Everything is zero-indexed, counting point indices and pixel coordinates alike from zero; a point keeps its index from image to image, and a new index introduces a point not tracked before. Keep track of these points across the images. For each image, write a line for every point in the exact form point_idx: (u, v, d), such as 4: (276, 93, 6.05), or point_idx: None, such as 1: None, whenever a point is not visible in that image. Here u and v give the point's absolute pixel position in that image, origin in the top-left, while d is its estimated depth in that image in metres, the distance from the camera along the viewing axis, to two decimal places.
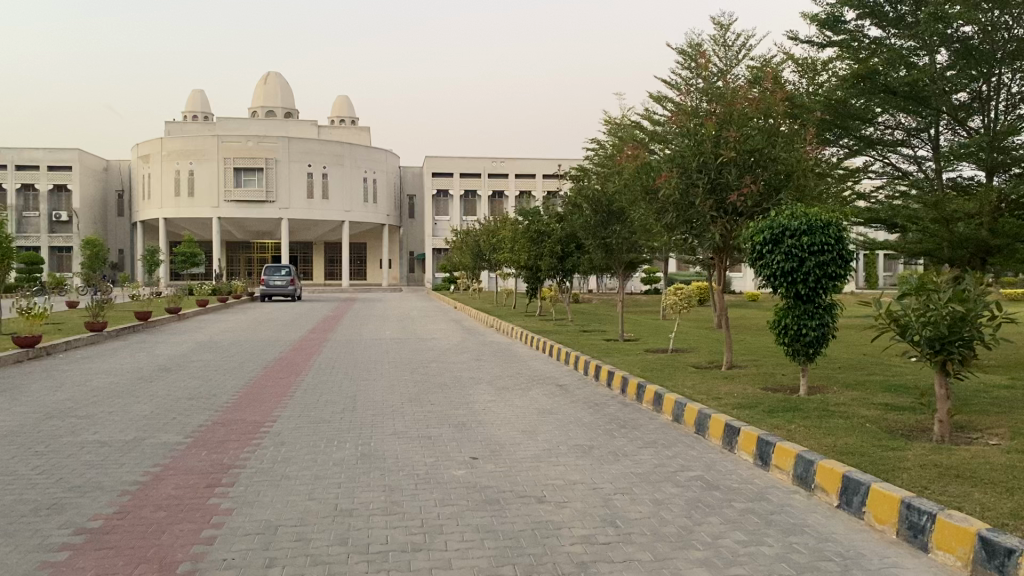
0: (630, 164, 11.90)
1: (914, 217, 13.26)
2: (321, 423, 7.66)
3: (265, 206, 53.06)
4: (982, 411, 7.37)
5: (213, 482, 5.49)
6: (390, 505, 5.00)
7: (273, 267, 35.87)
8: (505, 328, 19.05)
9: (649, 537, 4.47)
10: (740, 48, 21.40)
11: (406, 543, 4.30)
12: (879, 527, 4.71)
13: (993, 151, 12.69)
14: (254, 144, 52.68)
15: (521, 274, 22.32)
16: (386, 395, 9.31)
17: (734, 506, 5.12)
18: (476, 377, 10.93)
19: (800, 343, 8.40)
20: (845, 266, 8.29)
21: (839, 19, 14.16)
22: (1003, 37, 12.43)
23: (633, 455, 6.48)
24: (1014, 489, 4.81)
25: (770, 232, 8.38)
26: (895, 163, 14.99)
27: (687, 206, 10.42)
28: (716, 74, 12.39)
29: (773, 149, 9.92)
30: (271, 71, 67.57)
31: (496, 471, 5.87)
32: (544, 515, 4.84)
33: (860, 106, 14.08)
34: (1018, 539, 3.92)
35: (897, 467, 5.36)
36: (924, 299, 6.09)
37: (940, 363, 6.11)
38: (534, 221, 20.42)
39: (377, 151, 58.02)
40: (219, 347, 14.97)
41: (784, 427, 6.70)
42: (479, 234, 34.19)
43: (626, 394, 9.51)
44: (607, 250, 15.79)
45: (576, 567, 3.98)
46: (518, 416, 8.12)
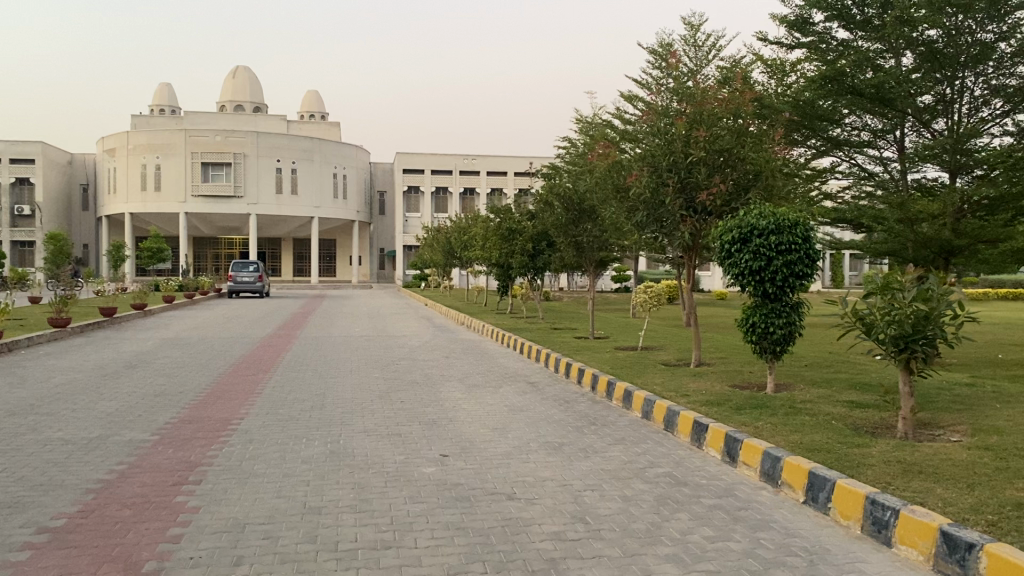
0: (601, 162, 12.04)
1: (879, 217, 13.42)
2: (290, 421, 7.60)
3: (232, 202, 52.36)
4: (945, 409, 7.51)
5: (179, 480, 5.42)
6: (359, 503, 4.97)
7: (240, 264, 35.37)
8: (475, 327, 18.99)
9: (618, 533, 4.50)
10: (710, 48, 21.54)
11: (376, 541, 4.27)
12: (845, 523, 4.78)
13: (956, 152, 12.92)
14: (221, 139, 52.02)
15: (492, 271, 22.28)
16: (356, 393, 9.26)
17: (702, 502, 5.16)
18: (447, 375, 10.92)
19: (768, 341, 8.50)
20: (812, 266, 8.37)
21: (808, 21, 14.35)
22: (967, 41, 12.65)
23: (603, 452, 6.50)
24: (974, 485, 4.90)
25: (739, 231, 8.50)
26: (862, 164, 15.13)
27: (657, 205, 10.47)
28: (687, 73, 12.46)
29: (741, 149, 10.03)
30: (240, 65, 67.08)
31: (467, 468, 5.86)
32: (515, 511, 4.84)
33: (827, 107, 14.13)
34: (979, 533, 4.00)
35: (861, 464, 5.45)
36: (888, 299, 6.19)
37: (904, 362, 6.20)
38: (504, 219, 20.36)
39: (348, 146, 57.64)
40: (186, 343, 14.79)
41: (752, 424, 6.77)
42: (450, 231, 34.17)
43: (596, 390, 9.55)
44: (577, 248, 15.86)
45: (546, 565, 3.98)
46: (488, 413, 8.13)
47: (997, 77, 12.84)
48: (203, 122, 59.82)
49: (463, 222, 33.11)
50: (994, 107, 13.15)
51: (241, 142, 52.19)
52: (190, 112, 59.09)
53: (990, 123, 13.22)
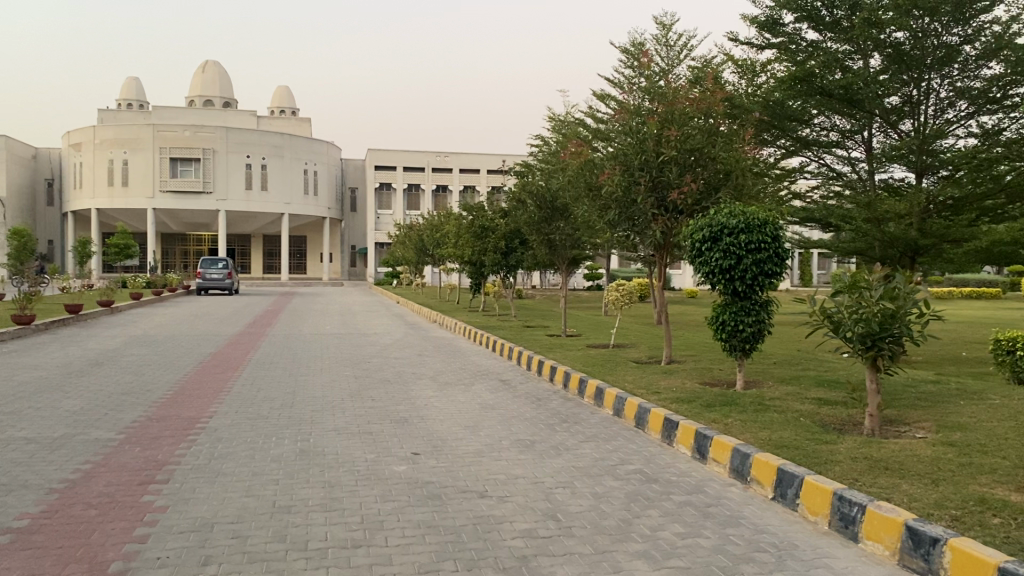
0: (574, 161, 12.09)
1: (847, 217, 13.59)
2: (259, 419, 7.52)
3: (201, 198, 51.83)
4: (911, 406, 7.63)
5: (146, 479, 5.35)
6: (329, 501, 4.95)
7: (209, 261, 35.02)
8: (447, 324, 18.92)
9: (589, 530, 4.52)
10: (682, 48, 21.63)
11: (346, 539, 4.26)
12: (812, 518, 4.83)
13: (922, 153, 13.11)
14: (190, 134, 51.40)
15: (465, 269, 22.24)
16: (326, 391, 9.20)
17: (672, 499, 5.20)
18: (419, 372, 10.89)
19: (737, 339, 8.57)
20: (781, 264, 8.45)
21: (778, 22, 14.47)
22: (933, 44, 12.82)
23: (575, 450, 6.52)
24: (939, 481, 4.98)
25: (710, 230, 8.56)
26: (830, 164, 15.26)
27: (629, 203, 10.51)
28: (659, 73, 12.51)
29: (712, 149, 10.12)
30: (210, 60, 66.34)
31: (438, 466, 5.85)
32: (486, 509, 4.85)
33: (796, 108, 14.29)
34: (943, 528, 4.07)
35: (829, 460, 5.50)
36: (856, 297, 6.28)
37: (871, 360, 6.28)
38: (477, 217, 20.33)
39: (319, 143, 57.22)
40: (154, 341, 14.60)
41: (722, 422, 6.82)
42: (423, 228, 34.05)
43: (568, 388, 9.58)
44: (550, 246, 15.90)
45: (517, 562, 3.99)
46: (460, 410, 8.13)
47: (963, 79, 13.02)
48: (172, 117, 59.08)
49: (437, 220, 33.04)
50: (959, 109, 13.32)
51: (209, 137, 51.58)
52: (158, 107, 58.34)
53: (955, 125, 13.40)
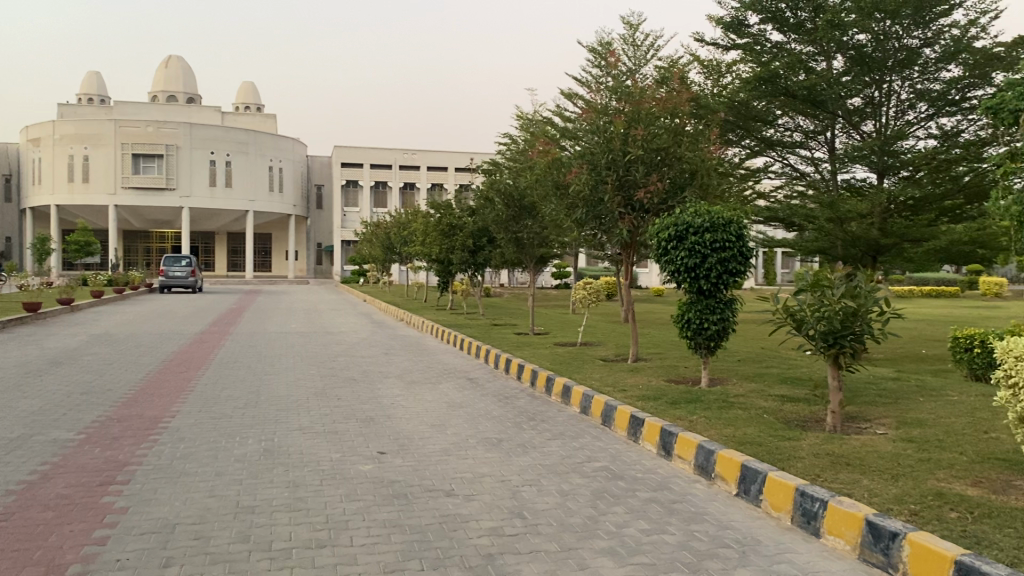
0: (541, 159, 12.10)
1: (810, 216, 13.67)
2: (223, 419, 7.44)
3: (164, 195, 51.16)
4: (871, 402, 7.75)
5: (106, 480, 5.26)
6: (294, 501, 4.91)
7: (172, 258, 34.59)
8: (414, 323, 18.85)
9: (555, 528, 4.52)
10: (649, 48, 21.74)
11: (310, 539, 4.23)
12: (775, 514, 4.89)
13: (883, 154, 13.32)
14: (153, 130, 50.59)
15: (432, 267, 22.17)
16: (291, 390, 9.12)
17: (638, 495, 5.23)
18: (386, 371, 10.85)
19: (702, 337, 8.63)
20: (745, 263, 8.54)
21: (743, 23, 14.59)
22: (894, 46, 13.03)
23: (542, 447, 6.54)
24: (899, 476, 5.07)
25: (675, 228, 8.62)
26: (794, 164, 15.44)
27: (596, 202, 10.56)
28: (626, 73, 12.56)
29: (678, 149, 10.19)
30: (173, 55, 65.54)
31: (405, 465, 5.83)
32: (453, 508, 4.84)
33: (761, 108, 14.54)
34: (902, 523, 4.14)
35: (792, 457, 5.58)
36: (818, 295, 6.36)
37: (833, 357, 6.36)
38: (445, 215, 20.28)
39: (285, 140, 56.67)
40: (115, 339, 14.36)
41: (687, 419, 6.88)
42: (390, 226, 33.89)
43: (535, 386, 9.60)
44: (518, 244, 15.90)
45: (482, 561, 3.98)
46: (428, 409, 8.11)
47: (922, 81, 13.26)
48: (134, 112, 58.15)
49: (404, 218, 32.90)
50: (919, 111, 13.53)
51: (173, 133, 50.83)
52: (120, 102, 57.40)
53: (915, 126, 13.58)
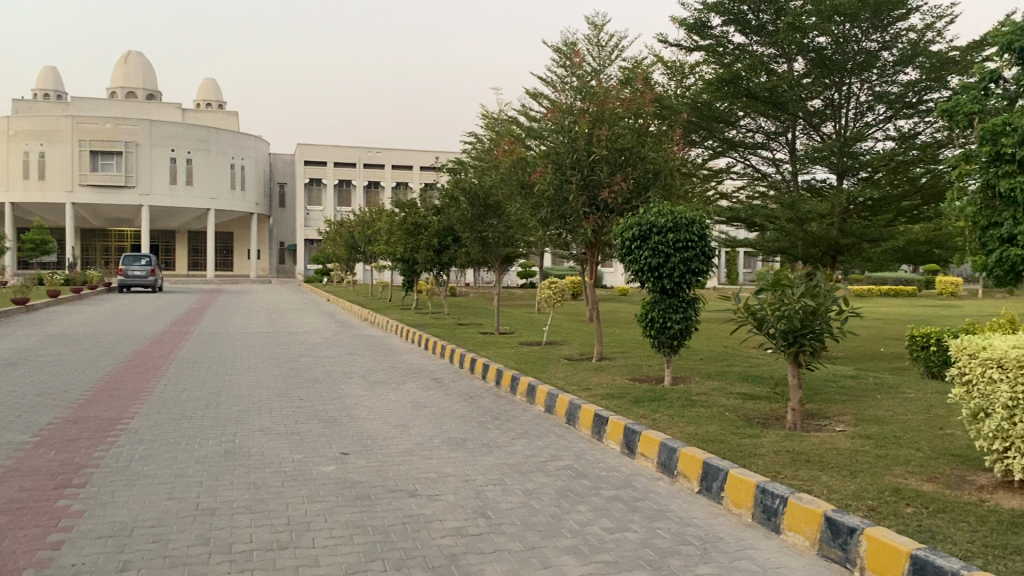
0: (506, 159, 12.09)
1: (771, 217, 13.86)
2: (183, 420, 7.35)
3: (123, 192, 50.31)
4: (830, 400, 7.89)
5: (61, 484, 5.16)
6: (254, 503, 4.86)
7: (131, 257, 34.04)
8: (378, 323, 18.75)
9: (519, 527, 4.53)
10: (613, 48, 21.83)
11: (271, 541, 4.18)
12: (736, 511, 4.95)
13: (843, 155, 13.53)
14: (112, 126, 49.76)
15: (396, 266, 22.06)
16: (253, 391, 9.02)
17: (601, 494, 5.26)
18: (349, 371, 10.78)
19: (665, 336, 8.70)
20: (707, 263, 8.62)
21: (706, 24, 14.66)
22: (853, 49, 13.20)
23: (506, 447, 6.54)
24: (857, 473, 5.15)
25: (639, 228, 8.68)
26: (756, 165, 15.61)
27: (561, 202, 10.60)
28: (591, 73, 12.61)
29: (641, 149, 10.25)
30: (132, 50, 64.51)
31: (367, 466, 5.80)
32: (415, 508, 4.82)
33: (723, 109, 14.65)
34: (859, 518, 4.21)
35: (753, 454, 5.65)
36: (778, 294, 6.44)
37: (793, 355, 6.45)
38: (410, 214, 20.21)
39: (247, 138, 56.03)
40: (72, 339, 14.10)
41: (650, 417, 6.92)
42: (355, 225, 33.66)
43: (500, 385, 9.61)
44: (483, 243, 15.90)
45: (445, 561, 3.97)
46: (391, 409, 8.07)
47: (881, 84, 13.50)
48: (91, 108, 57.09)
49: (368, 216, 32.71)
50: (878, 113, 13.76)
51: (132, 130, 50.01)
52: (78, 98, 56.32)
53: (874, 128, 13.82)
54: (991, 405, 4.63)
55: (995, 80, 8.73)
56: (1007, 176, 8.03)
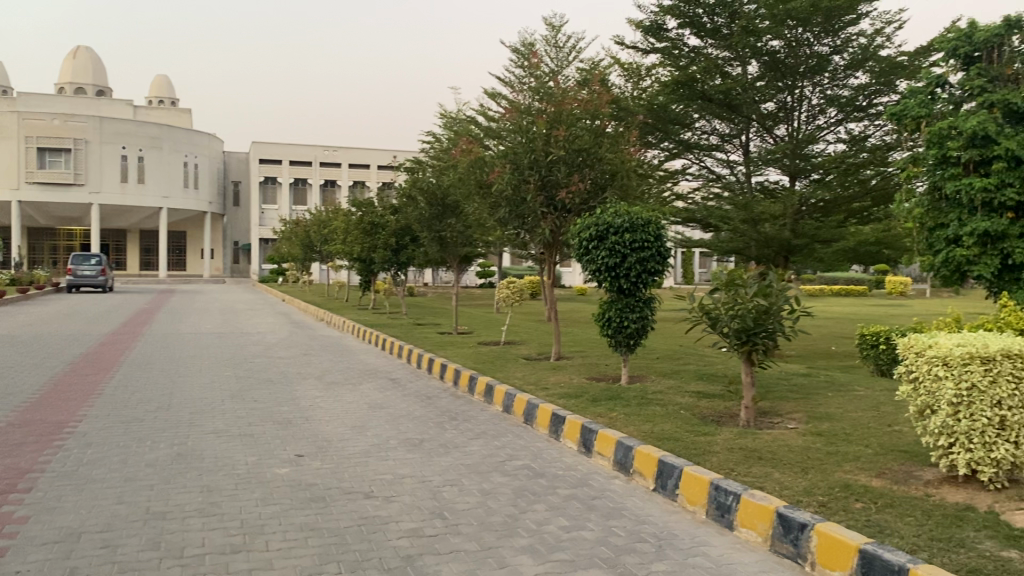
0: (464, 158, 12.07)
1: (725, 217, 14.02)
2: (134, 422, 7.22)
3: (72, 190, 49.19)
4: (783, 398, 8.02)
5: (5, 489, 5.03)
6: (207, 506, 4.79)
7: (80, 257, 33.31)
8: (335, 322, 18.58)
9: (476, 527, 4.53)
10: (571, 50, 21.91)
11: (224, 545, 4.13)
12: (691, 508, 5.01)
13: (795, 157, 13.75)
14: (60, 123, 48.62)
15: (353, 266, 21.90)
16: (207, 393, 8.87)
17: (558, 493, 5.28)
18: (305, 372, 10.67)
19: (622, 335, 8.77)
20: (663, 263, 8.69)
21: (662, 27, 14.76)
22: (806, 53, 13.42)
23: (463, 447, 6.53)
24: (808, 469, 5.24)
25: (596, 228, 8.72)
26: (711, 167, 15.78)
27: (519, 202, 10.62)
28: (548, 73, 12.66)
29: (599, 150, 10.30)
30: (81, 46, 63.22)
31: (323, 468, 5.75)
32: (372, 510, 4.79)
33: (679, 111, 14.76)
34: (810, 514, 4.29)
35: (707, 451, 5.71)
36: (732, 294, 6.52)
37: (746, 353, 6.54)
38: (367, 213, 20.06)
39: (200, 135, 55.19)
40: (18, 341, 13.75)
41: (607, 416, 6.97)
42: (311, 224, 33.34)
43: (458, 385, 9.60)
44: (441, 243, 15.84)
45: (401, 562, 3.96)
46: (347, 410, 8.01)
47: (832, 87, 13.75)
48: (39, 104, 55.73)
49: (325, 215, 32.39)
50: (829, 116, 14.01)
51: (81, 127, 48.92)
52: (24, 94, 54.93)
53: (825, 130, 14.08)
54: (936, 402, 4.75)
55: (941, 84, 8.95)
56: (953, 178, 8.29)
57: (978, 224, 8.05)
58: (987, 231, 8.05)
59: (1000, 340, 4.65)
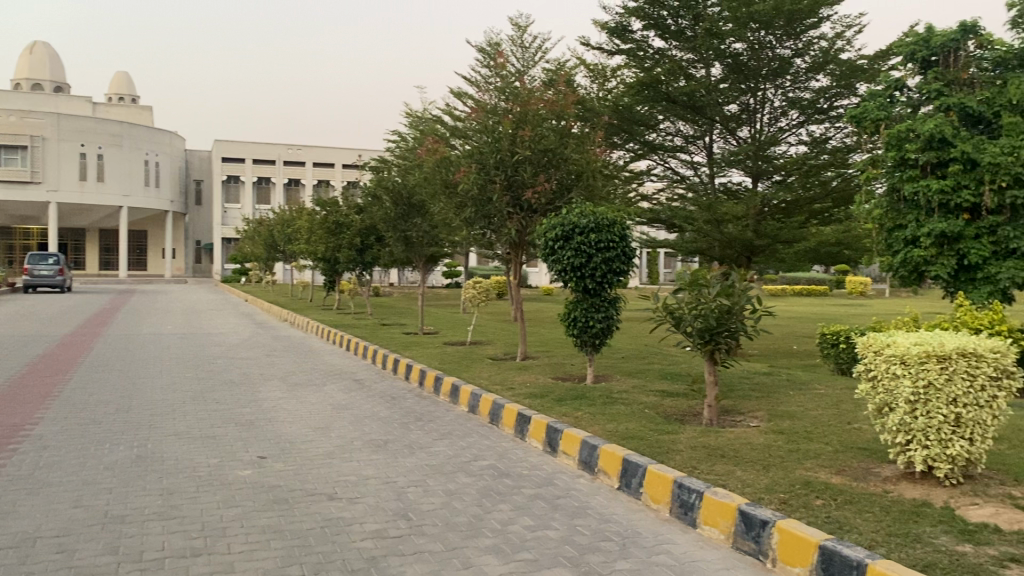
0: (430, 158, 12.04)
1: (689, 218, 14.14)
2: (92, 425, 7.10)
3: (28, 188, 48.15)
4: (746, 396, 8.11)
5: None
6: (167, 509, 4.73)
7: (37, 256, 32.66)
8: (299, 323, 18.42)
9: (440, 528, 4.53)
10: (537, 50, 21.94)
11: (185, 548, 4.08)
12: (654, 506, 5.04)
13: (758, 159, 13.91)
14: (16, 119, 47.54)
15: (317, 266, 21.71)
16: (167, 394, 8.75)
17: (523, 492, 5.29)
18: (268, 373, 10.56)
19: (588, 335, 8.82)
20: (628, 263, 8.75)
21: (627, 28, 14.82)
22: (768, 56, 13.57)
23: (428, 448, 6.51)
24: (769, 467, 5.31)
25: (562, 228, 8.73)
26: (675, 167, 15.92)
27: (485, 202, 10.62)
28: (514, 73, 12.66)
29: (564, 150, 10.33)
30: (38, 41, 61.99)
31: (285, 469, 5.70)
32: (335, 512, 4.76)
33: (644, 113, 14.85)
34: (771, 512, 4.35)
35: (671, 450, 5.76)
36: (696, 294, 6.58)
37: (709, 352, 6.61)
38: (331, 212, 19.93)
39: (162, 133, 54.37)
40: None
41: (572, 415, 7.00)
42: (274, 223, 33.03)
43: (423, 385, 9.58)
44: (407, 243, 15.79)
45: (365, 563, 3.95)
46: (311, 411, 7.94)
47: (794, 90, 13.93)
48: None
49: (288, 215, 32.09)
50: (791, 118, 14.21)
51: (38, 123, 47.89)
52: None
53: (787, 132, 14.27)
54: (894, 400, 4.83)
55: (900, 88, 9.11)
56: (910, 180, 8.46)
57: (935, 225, 8.21)
58: (944, 232, 8.22)
59: (955, 338, 4.74)
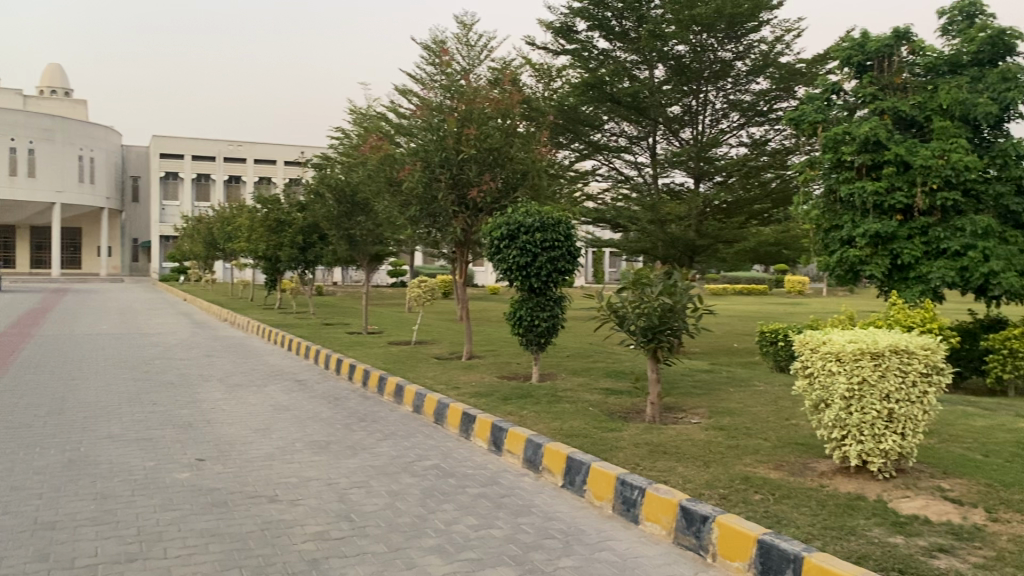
0: (374, 156, 11.92)
1: (633, 218, 14.27)
2: (21, 429, 6.85)
3: None
4: (688, 394, 8.22)
5: None
6: (100, 514, 4.60)
7: None
8: (239, 323, 18.08)
9: (384, 528, 4.49)
10: (482, 48, 21.89)
11: (119, 554, 3.98)
12: (597, 503, 5.08)
13: (700, 160, 14.09)
14: None
15: (259, 264, 21.34)
16: (101, 396, 8.51)
17: (467, 492, 5.28)
18: (208, 374, 10.34)
19: (533, 333, 8.85)
20: (573, 262, 8.79)
21: (571, 29, 14.93)
22: (710, 58, 13.77)
23: (372, 448, 6.45)
24: (710, 463, 5.39)
25: (507, 227, 8.73)
26: (620, 168, 16.08)
27: (430, 200, 10.59)
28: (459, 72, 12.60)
29: (509, 149, 10.35)
30: None
31: (225, 472, 5.60)
32: (276, 514, 4.69)
33: (589, 113, 14.93)
34: (711, 507, 4.41)
35: (615, 447, 5.81)
36: (639, 292, 6.65)
37: (652, 351, 6.68)
38: (273, 210, 19.60)
39: (98, 129, 52.79)
40: None
41: (517, 415, 7.00)
42: (214, 222, 32.37)
43: (367, 385, 9.48)
44: (350, 241, 15.63)
45: (306, 566, 3.90)
46: (252, 413, 7.81)
47: (734, 92, 14.22)
48: None
49: (228, 213, 31.48)
50: (732, 120, 14.54)
51: None
52: None
53: (728, 134, 14.56)
54: (830, 396, 4.94)
55: (836, 91, 9.34)
56: (846, 181, 8.75)
57: (870, 225, 8.45)
58: (878, 232, 8.46)
59: (887, 335, 4.88)
